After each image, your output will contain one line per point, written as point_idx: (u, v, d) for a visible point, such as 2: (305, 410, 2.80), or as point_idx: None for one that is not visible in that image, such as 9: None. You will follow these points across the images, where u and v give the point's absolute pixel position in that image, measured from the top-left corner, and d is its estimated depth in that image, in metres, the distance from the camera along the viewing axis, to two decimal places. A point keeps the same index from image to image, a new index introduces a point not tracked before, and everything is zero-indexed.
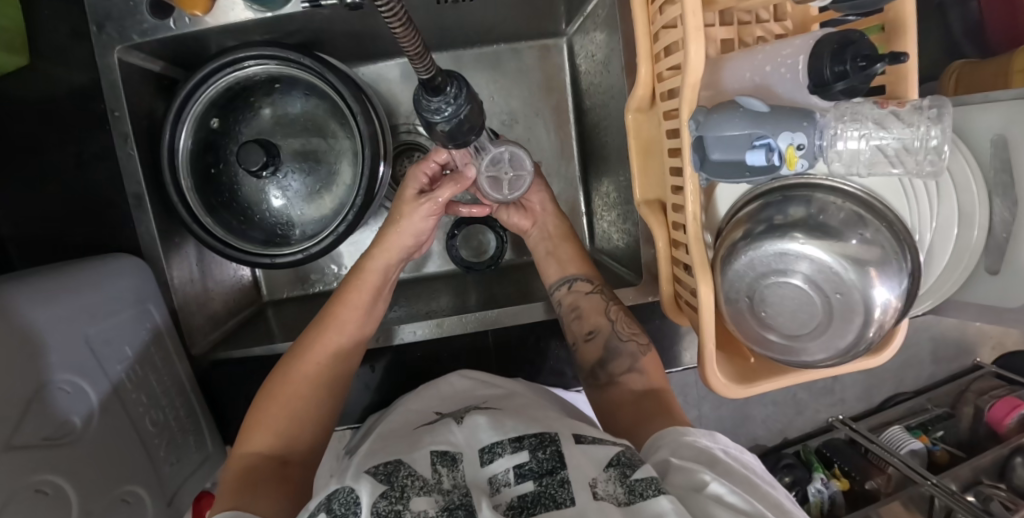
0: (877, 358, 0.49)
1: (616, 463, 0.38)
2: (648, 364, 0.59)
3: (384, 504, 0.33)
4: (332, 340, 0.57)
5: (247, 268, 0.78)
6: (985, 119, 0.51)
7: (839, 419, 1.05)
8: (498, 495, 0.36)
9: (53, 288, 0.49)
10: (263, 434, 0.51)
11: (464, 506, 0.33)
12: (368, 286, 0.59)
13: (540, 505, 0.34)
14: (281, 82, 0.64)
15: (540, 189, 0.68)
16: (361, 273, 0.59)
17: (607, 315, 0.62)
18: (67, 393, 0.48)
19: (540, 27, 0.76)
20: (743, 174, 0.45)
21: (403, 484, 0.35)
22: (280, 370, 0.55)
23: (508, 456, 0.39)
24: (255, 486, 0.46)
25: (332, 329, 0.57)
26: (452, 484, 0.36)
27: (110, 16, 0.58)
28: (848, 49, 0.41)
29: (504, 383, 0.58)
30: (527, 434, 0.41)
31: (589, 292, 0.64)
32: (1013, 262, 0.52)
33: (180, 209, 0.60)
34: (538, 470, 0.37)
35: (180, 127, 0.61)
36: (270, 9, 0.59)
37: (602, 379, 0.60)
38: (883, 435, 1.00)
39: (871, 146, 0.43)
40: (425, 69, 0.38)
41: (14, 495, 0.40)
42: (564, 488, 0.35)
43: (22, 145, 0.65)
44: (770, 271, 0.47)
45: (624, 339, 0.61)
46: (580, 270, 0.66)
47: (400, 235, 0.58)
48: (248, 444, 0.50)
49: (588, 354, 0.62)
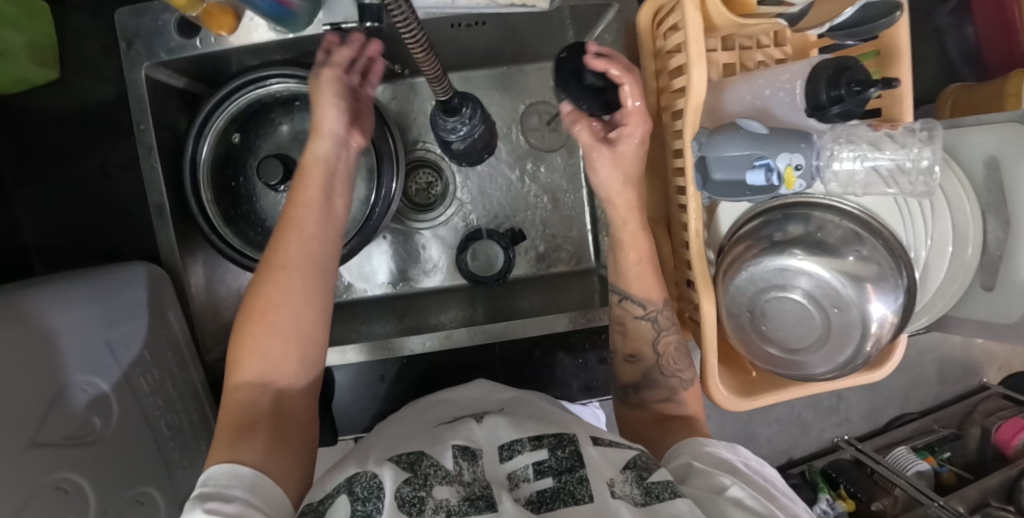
0: (876, 374, 0.52)
1: (631, 465, 0.41)
2: (691, 398, 0.57)
3: (407, 490, 0.37)
4: (292, 246, 0.49)
5: None
6: (977, 140, 0.50)
7: (844, 440, 1.14)
8: (516, 491, 0.39)
9: (80, 294, 0.52)
10: (246, 360, 0.46)
11: (484, 498, 0.37)
12: (318, 177, 0.52)
13: (560, 500, 0.37)
14: (301, 100, 0.67)
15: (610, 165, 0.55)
16: (305, 168, 0.53)
17: (653, 347, 0.59)
18: (87, 393, 0.49)
19: (550, 50, 0.79)
20: (744, 192, 0.47)
21: (426, 473, 0.39)
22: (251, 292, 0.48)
23: (527, 453, 0.42)
24: (243, 427, 0.43)
25: (289, 235, 0.49)
26: (472, 477, 0.39)
27: (139, 34, 0.61)
28: (843, 75, 0.44)
29: (514, 387, 0.60)
30: (546, 433, 0.44)
31: (637, 317, 0.59)
32: (1009, 279, 0.50)
33: (198, 218, 0.62)
34: (557, 468, 0.40)
35: (203, 139, 0.63)
36: (291, 31, 0.62)
37: (632, 399, 0.59)
38: (891, 456, 1.07)
39: (866, 167, 0.45)
40: (442, 91, 0.45)
41: (34, 493, 0.40)
42: (582, 484, 0.38)
43: (47, 155, 0.68)
44: (770, 286, 0.49)
45: (666, 374, 0.58)
46: (641, 295, 0.59)
47: (329, 116, 0.53)
48: (235, 380, 0.46)
49: (626, 372, 0.60)
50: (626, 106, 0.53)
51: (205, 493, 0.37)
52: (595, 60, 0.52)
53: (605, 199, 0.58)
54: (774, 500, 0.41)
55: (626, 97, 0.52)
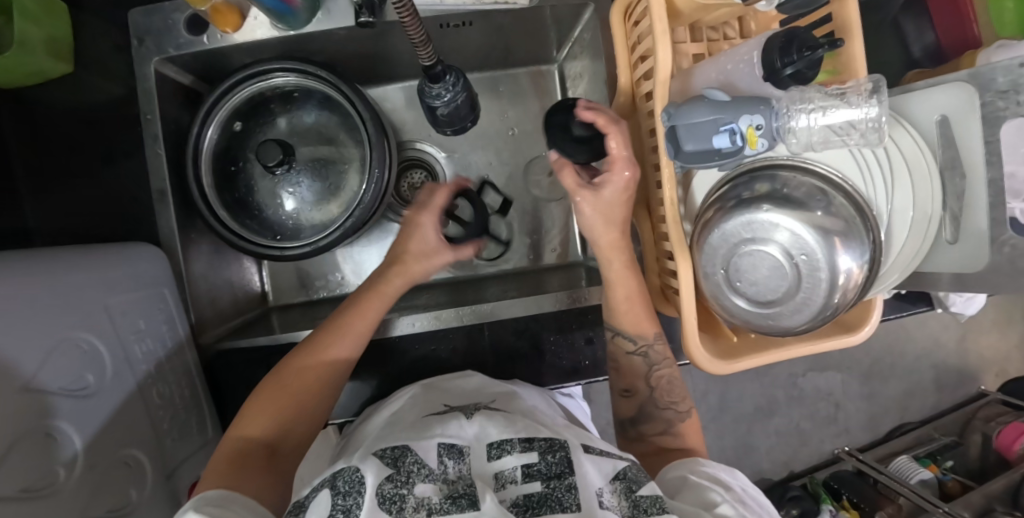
0: (854, 336, 0.54)
1: (622, 478, 0.47)
2: (686, 428, 0.62)
3: (389, 486, 0.41)
4: (342, 347, 0.60)
5: (256, 282, 0.84)
6: (924, 102, 0.52)
7: (846, 451, 1.24)
8: (503, 490, 0.44)
9: (84, 260, 0.54)
10: (264, 417, 0.55)
11: (467, 497, 0.41)
12: (385, 306, 0.62)
13: (547, 506, 0.42)
14: (300, 93, 0.72)
15: (604, 227, 0.58)
16: (379, 290, 0.62)
17: (646, 381, 0.63)
18: (84, 351, 0.49)
19: (534, 55, 0.84)
20: (714, 158, 0.50)
21: (409, 470, 0.43)
22: (291, 362, 0.58)
23: (516, 454, 0.47)
24: (247, 467, 0.49)
25: (344, 336, 0.60)
26: (458, 476, 0.44)
27: (149, 31, 0.66)
28: (794, 42, 0.47)
29: (507, 384, 0.67)
30: (537, 437, 0.49)
31: (629, 352, 0.63)
32: (969, 227, 0.51)
33: (197, 200, 0.66)
34: (548, 473, 0.45)
35: (208, 125, 0.68)
36: (293, 29, 0.65)
37: (633, 434, 0.64)
38: (893, 466, 1.17)
39: (821, 126, 0.48)
40: (427, 55, 0.51)
41: (25, 434, 0.41)
42: (570, 493, 0.43)
43: (56, 145, 0.72)
44: (743, 240, 0.51)
45: (661, 407, 0.63)
46: (632, 332, 0.62)
47: (417, 260, 0.63)
48: (250, 424, 0.54)
49: (622, 407, 0.65)
50: (611, 155, 0.54)
51: (201, 502, 0.42)
52: (585, 110, 0.55)
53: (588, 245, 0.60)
54: None
55: (609, 148, 0.54)
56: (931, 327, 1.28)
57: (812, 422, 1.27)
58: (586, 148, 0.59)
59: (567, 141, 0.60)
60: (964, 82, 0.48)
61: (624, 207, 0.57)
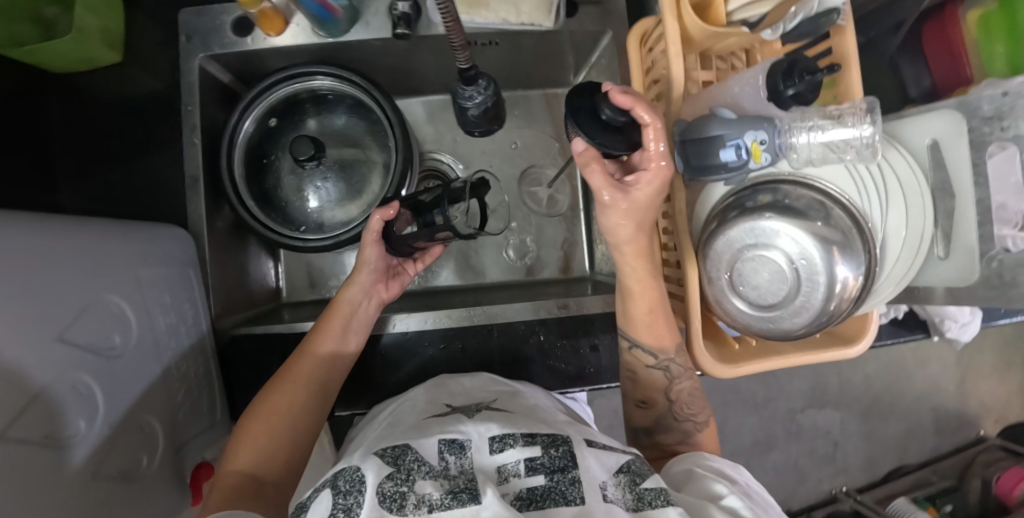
0: (851, 349, 0.57)
1: (627, 470, 0.49)
2: (704, 437, 0.62)
3: (389, 485, 0.42)
4: (306, 366, 0.63)
5: (272, 277, 0.86)
6: (916, 128, 0.56)
7: (843, 492, 1.25)
8: (506, 484, 0.45)
9: (122, 232, 0.57)
10: (243, 454, 0.56)
11: (468, 490, 0.41)
12: (342, 314, 0.68)
13: (551, 499, 0.43)
14: (333, 98, 0.76)
15: (633, 231, 0.53)
16: (334, 305, 0.69)
17: (666, 395, 0.62)
18: (114, 313, 0.51)
19: (551, 77, 0.89)
20: (722, 171, 0.53)
21: (409, 468, 0.44)
22: (262, 396, 0.61)
23: (519, 447, 0.48)
24: (233, 499, 0.51)
25: (307, 354, 0.65)
26: (458, 471, 0.45)
27: (198, 31, 0.71)
28: (797, 66, 0.51)
29: (512, 382, 0.68)
30: (540, 433, 0.50)
31: (649, 366, 0.62)
32: (958, 243, 0.54)
33: (228, 187, 0.70)
34: (551, 466, 0.46)
35: (246, 118, 0.72)
36: (332, 36, 0.70)
37: (646, 442, 0.64)
38: (892, 507, 1.15)
39: (820, 144, 0.52)
40: (463, 59, 0.57)
41: (54, 382, 0.43)
42: (574, 486, 0.44)
43: (99, 132, 0.76)
44: (747, 245, 0.55)
45: (680, 419, 0.62)
46: (651, 344, 0.60)
47: (363, 268, 0.71)
48: (231, 463, 0.55)
49: (636, 418, 0.64)
50: (648, 150, 0.49)
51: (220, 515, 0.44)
52: (619, 95, 0.48)
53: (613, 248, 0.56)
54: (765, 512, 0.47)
55: (650, 141, 0.48)
56: (930, 369, 1.29)
57: (810, 459, 1.26)
58: (618, 137, 0.50)
59: (590, 127, 0.51)
60: (954, 109, 0.53)
61: (652, 211, 0.52)
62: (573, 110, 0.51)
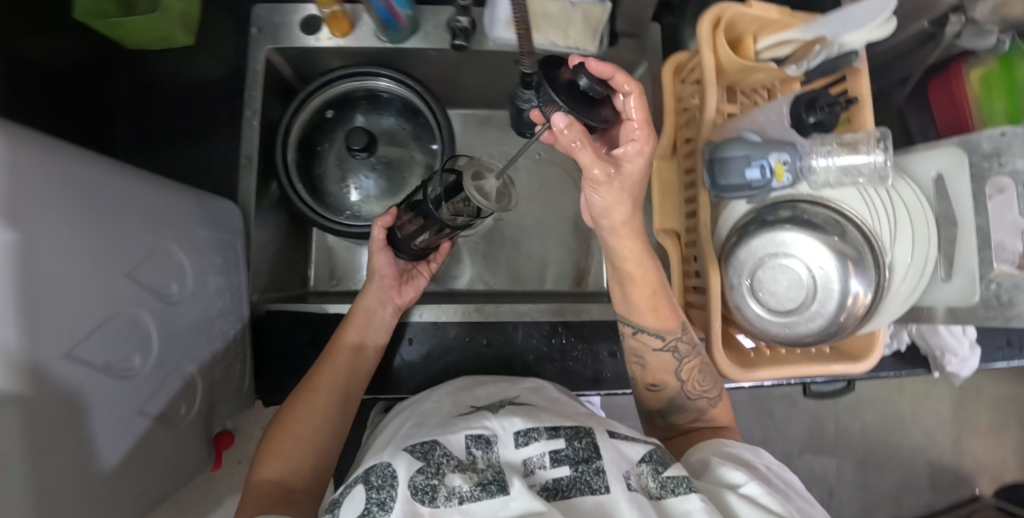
0: (858, 365, 0.61)
1: (649, 458, 0.50)
2: (715, 414, 0.65)
3: (420, 479, 0.44)
4: (328, 373, 0.66)
5: (303, 264, 0.90)
6: (927, 162, 0.61)
7: None
8: (533, 475, 0.47)
9: (185, 195, 0.61)
10: (271, 464, 0.59)
11: (496, 482, 0.44)
12: (358, 321, 0.71)
13: (576, 488, 0.46)
14: (383, 100, 0.82)
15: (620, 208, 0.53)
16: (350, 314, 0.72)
17: (677, 376, 0.64)
18: (173, 264, 0.54)
19: None
20: (746, 187, 0.59)
21: (439, 462, 0.46)
22: (286, 408, 0.64)
23: (542, 440, 0.49)
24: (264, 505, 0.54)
25: (326, 362, 0.67)
26: (486, 464, 0.47)
27: (269, 25, 0.77)
28: (817, 100, 0.59)
29: (524, 380, 0.70)
30: (563, 424, 0.52)
31: (657, 348, 0.63)
32: (960, 266, 0.58)
33: (281, 169, 0.75)
34: (574, 457, 0.48)
35: (301, 111, 0.76)
36: (393, 42, 0.77)
37: (660, 422, 0.67)
38: None
39: (836, 166, 0.58)
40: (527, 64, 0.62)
41: (120, 313, 0.46)
42: (599, 475, 0.46)
43: (164, 110, 0.82)
44: (767, 255, 0.58)
45: (692, 398, 0.65)
46: (657, 326, 0.62)
47: (377, 281, 0.74)
48: (261, 473, 0.58)
49: (651, 400, 0.67)
50: (634, 120, 0.47)
51: None
52: (596, 67, 0.46)
53: (608, 229, 0.56)
54: (782, 499, 0.49)
55: (632, 112, 0.47)
56: (928, 421, 1.31)
57: None
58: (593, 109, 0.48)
59: (568, 101, 0.47)
60: (957, 147, 0.59)
61: (640, 183, 0.51)
62: (550, 84, 0.48)
